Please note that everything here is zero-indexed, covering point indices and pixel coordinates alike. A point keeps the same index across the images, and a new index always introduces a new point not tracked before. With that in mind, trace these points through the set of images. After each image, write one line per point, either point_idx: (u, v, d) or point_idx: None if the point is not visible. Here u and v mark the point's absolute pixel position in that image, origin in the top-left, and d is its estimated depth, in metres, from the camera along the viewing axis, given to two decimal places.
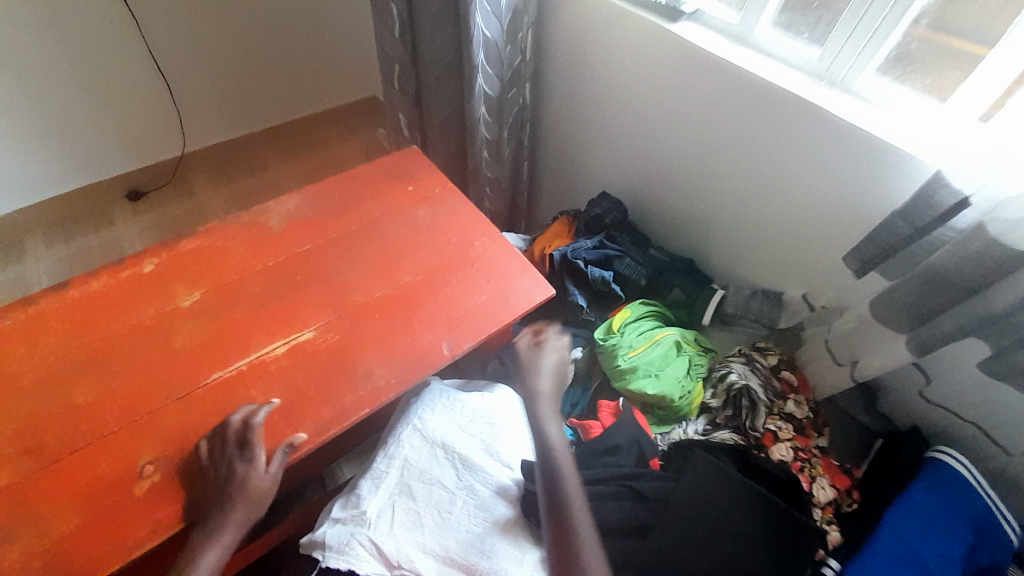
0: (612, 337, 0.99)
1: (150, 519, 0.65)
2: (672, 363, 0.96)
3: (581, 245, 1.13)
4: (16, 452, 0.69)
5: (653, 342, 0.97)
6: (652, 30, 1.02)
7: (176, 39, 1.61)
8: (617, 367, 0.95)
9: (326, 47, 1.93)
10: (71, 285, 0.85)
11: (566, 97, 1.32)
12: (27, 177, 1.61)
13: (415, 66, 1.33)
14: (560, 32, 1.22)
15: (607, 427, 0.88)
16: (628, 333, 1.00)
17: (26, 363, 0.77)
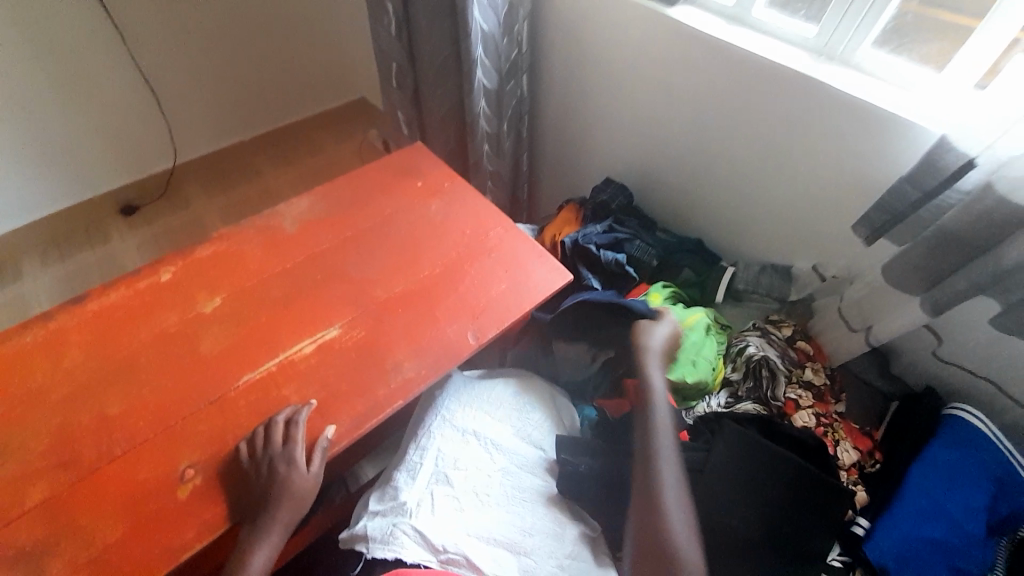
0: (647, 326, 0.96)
1: (194, 523, 0.66)
2: (704, 345, 0.96)
3: (591, 231, 1.15)
4: (53, 465, 0.69)
5: (688, 328, 0.95)
6: (649, 14, 1.02)
7: (163, 49, 1.60)
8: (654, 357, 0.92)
9: (315, 51, 1.93)
10: (89, 298, 0.85)
11: (564, 87, 1.33)
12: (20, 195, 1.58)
13: (412, 63, 1.33)
14: (556, 22, 1.23)
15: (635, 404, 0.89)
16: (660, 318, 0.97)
17: (51, 378, 0.76)
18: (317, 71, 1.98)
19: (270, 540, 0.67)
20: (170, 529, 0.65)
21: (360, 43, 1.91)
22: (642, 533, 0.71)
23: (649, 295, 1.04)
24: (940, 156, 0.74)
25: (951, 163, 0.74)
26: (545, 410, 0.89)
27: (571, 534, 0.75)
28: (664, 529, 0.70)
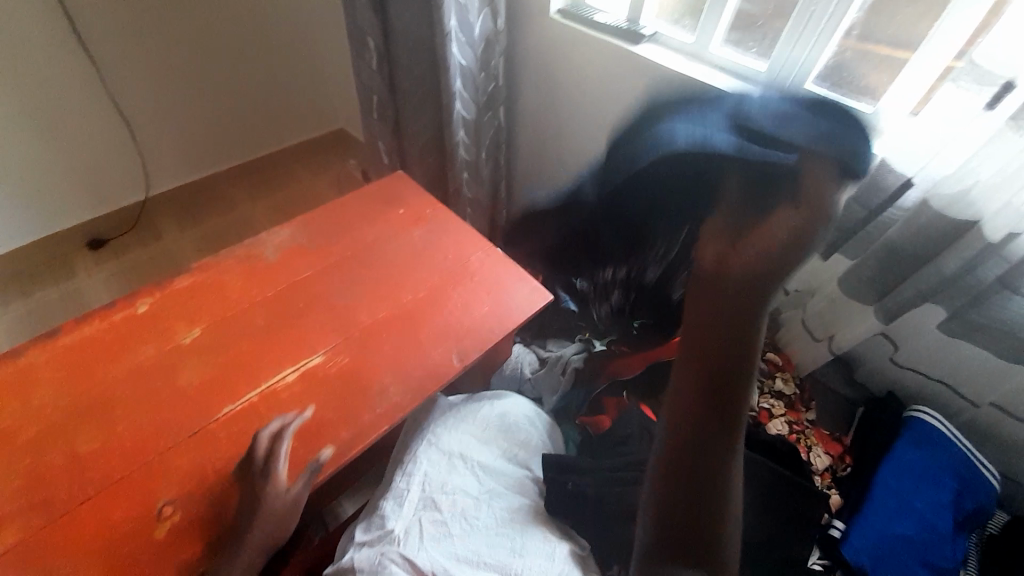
0: None
1: (176, 560, 0.64)
2: None
3: None
4: (22, 508, 0.66)
5: None
6: (616, 50, 1.10)
7: (138, 84, 1.60)
8: None
9: (291, 84, 1.96)
10: (61, 332, 0.83)
11: (538, 118, 1.40)
12: None
13: (392, 96, 1.38)
14: (529, 56, 1.30)
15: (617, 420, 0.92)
16: None
17: (21, 416, 0.74)
18: (294, 103, 2.02)
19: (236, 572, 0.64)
20: (147, 570, 0.63)
21: (337, 76, 1.96)
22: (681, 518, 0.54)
23: None
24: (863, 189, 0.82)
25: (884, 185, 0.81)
26: (530, 432, 0.91)
27: (562, 550, 0.74)
28: (715, 512, 0.54)
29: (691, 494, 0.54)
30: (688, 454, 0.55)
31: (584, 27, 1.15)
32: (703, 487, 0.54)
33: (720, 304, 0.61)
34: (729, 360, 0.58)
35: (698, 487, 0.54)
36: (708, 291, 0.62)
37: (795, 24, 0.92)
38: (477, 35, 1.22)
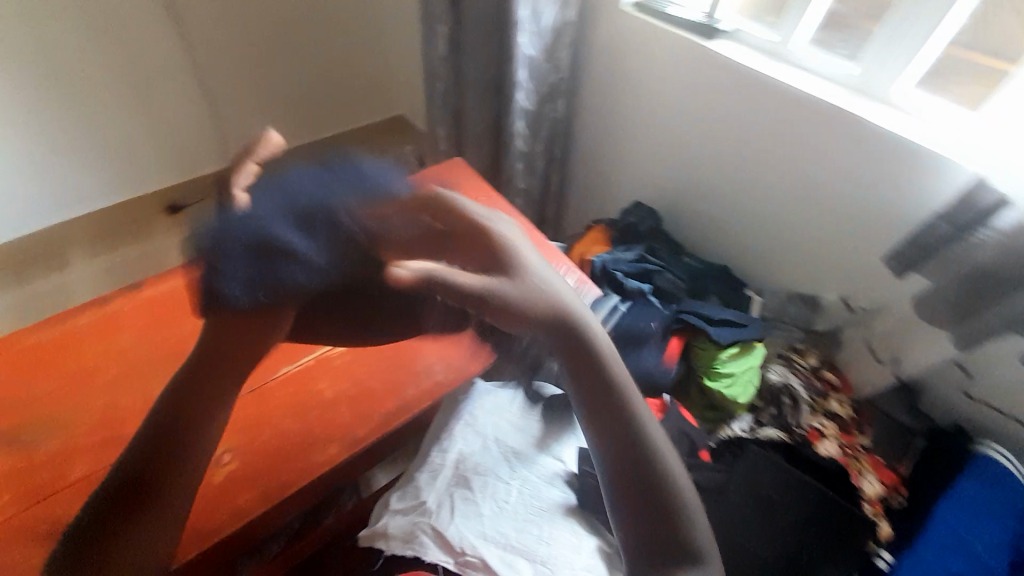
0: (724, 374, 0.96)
1: (233, 505, 0.69)
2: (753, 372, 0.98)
3: (621, 257, 1.13)
4: (94, 442, 0.73)
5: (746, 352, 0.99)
6: (689, 45, 1.09)
7: (223, 59, 1.72)
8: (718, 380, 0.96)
9: (360, 68, 2.04)
10: (145, 285, 0.91)
11: (600, 111, 1.39)
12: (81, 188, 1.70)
13: (459, 82, 1.43)
14: (599, 49, 1.31)
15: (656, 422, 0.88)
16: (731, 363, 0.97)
17: (105, 357, 0.81)
18: (362, 87, 2.09)
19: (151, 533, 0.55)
20: (206, 509, 0.68)
21: (404, 62, 2.01)
22: (649, 536, 0.48)
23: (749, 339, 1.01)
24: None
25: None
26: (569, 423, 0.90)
27: (589, 545, 0.74)
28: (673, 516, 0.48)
29: (638, 506, 0.48)
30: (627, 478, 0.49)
31: (661, 22, 1.15)
32: (653, 494, 0.49)
33: (562, 350, 0.50)
34: (602, 382, 0.50)
35: (643, 496, 0.49)
36: (560, 336, 0.50)
37: (892, 26, 0.86)
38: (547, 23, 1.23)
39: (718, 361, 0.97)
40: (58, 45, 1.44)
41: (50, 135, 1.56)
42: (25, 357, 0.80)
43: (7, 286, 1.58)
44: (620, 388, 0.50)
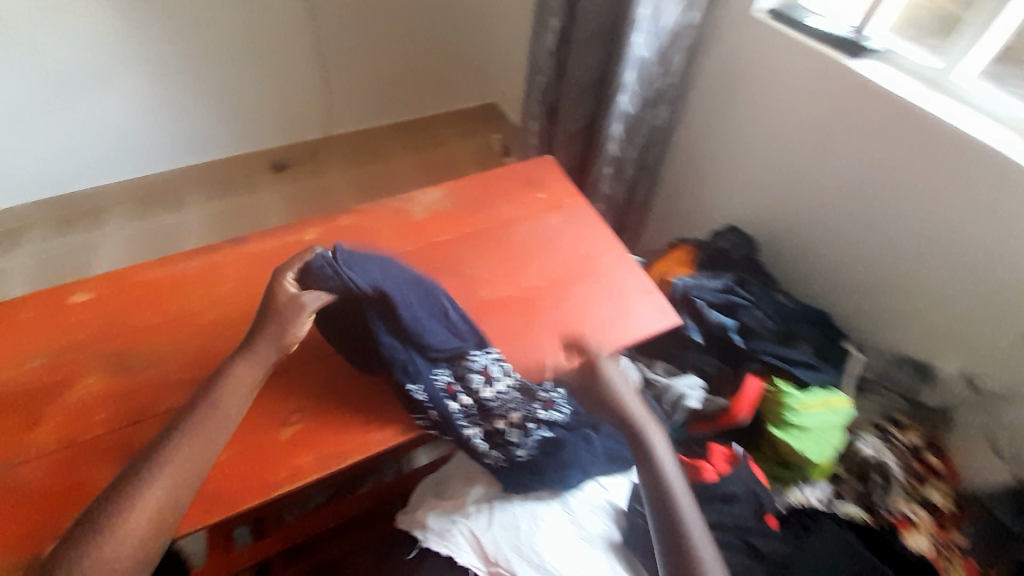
0: (797, 427, 0.86)
1: (291, 464, 0.72)
2: (832, 432, 0.87)
3: (707, 285, 1.05)
4: (190, 378, 0.80)
5: (828, 407, 0.88)
6: (831, 65, 1.01)
7: (343, 34, 1.81)
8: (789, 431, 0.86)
9: (464, 54, 2.07)
10: (247, 242, 0.98)
11: (707, 124, 1.31)
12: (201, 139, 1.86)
13: (560, 78, 1.39)
14: (718, 59, 1.23)
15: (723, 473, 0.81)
16: (807, 416, 0.87)
17: (205, 302, 0.89)
18: (462, 70, 2.11)
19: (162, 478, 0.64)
20: (269, 464, 0.71)
21: (507, 52, 2.02)
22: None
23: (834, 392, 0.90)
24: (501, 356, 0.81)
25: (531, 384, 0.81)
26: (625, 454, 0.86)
27: None
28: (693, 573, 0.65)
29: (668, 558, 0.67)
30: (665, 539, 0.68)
31: (800, 35, 1.06)
32: (678, 551, 0.67)
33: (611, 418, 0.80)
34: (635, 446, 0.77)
35: (671, 546, 0.68)
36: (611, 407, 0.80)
37: None
38: (667, 25, 1.16)
39: (790, 409, 0.87)
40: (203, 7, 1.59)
41: (187, 87, 1.72)
42: (140, 292, 0.90)
43: (136, 222, 1.78)
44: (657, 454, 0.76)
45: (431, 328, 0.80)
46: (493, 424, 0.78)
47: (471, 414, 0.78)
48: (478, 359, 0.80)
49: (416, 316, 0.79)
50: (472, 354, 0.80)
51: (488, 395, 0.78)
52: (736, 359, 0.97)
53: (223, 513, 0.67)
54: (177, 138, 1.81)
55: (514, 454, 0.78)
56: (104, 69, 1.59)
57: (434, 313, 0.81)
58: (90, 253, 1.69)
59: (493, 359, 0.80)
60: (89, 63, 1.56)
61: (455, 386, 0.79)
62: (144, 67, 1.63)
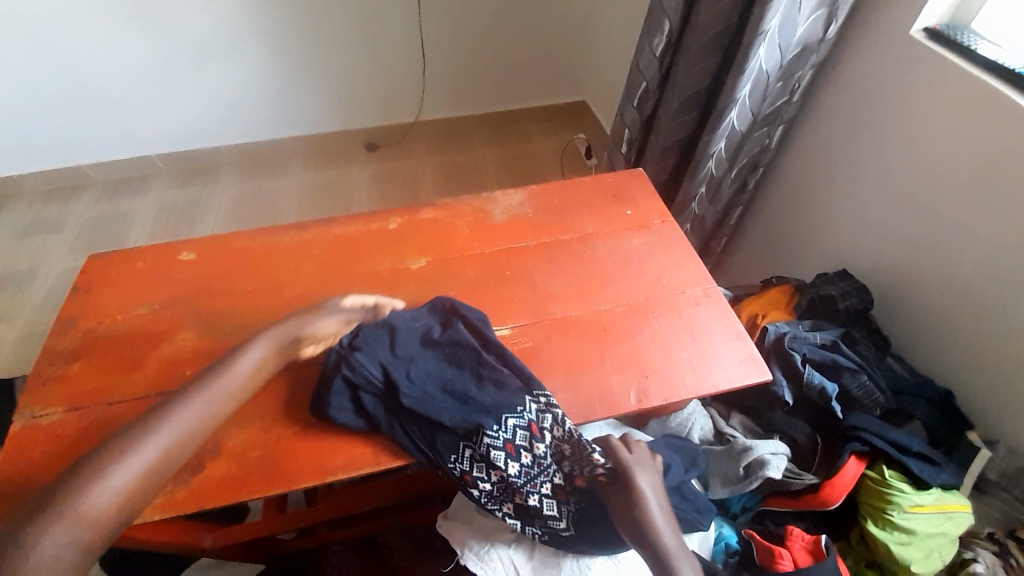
0: (903, 533, 0.78)
1: (348, 452, 0.72)
2: (943, 542, 0.78)
3: (805, 336, 0.93)
4: None
5: (943, 514, 0.78)
6: (1002, 102, 0.85)
7: (444, 20, 1.82)
8: (892, 534, 0.78)
9: (562, 49, 2.01)
10: (331, 223, 1.00)
11: (828, 153, 1.17)
12: (302, 112, 1.94)
13: (662, 85, 1.30)
14: (854, 79, 1.08)
15: (801, 569, 0.73)
16: (917, 521, 0.78)
17: (290, 277, 0.92)
18: (557, 65, 2.05)
19: (148, 449, 0.65)
20: (327, 449, 0.73)
21: (605, 49, 1.92)
22: None
23: (952, 495, 0.81)
24: (523, 421, 0.73)
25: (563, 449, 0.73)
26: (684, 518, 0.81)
27: None
28: None
29: None
30: None
31: (964, 63, 0.90)
32: None
33: (617, 506, 0.71)
34: (641, 539, 0.68)
35: None
36: (626, 495, 0.71)
37: None
38: (798, 38, 1.04)
39: (895, 509, 0.78)
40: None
41: (295, 63, 1.81)
42: (234, 258, 0.95)
43: (241, 183, 1.93)
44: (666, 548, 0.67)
45: (444, 398, 0.74)
46: (520, 502, 0.73)
47: (491, 496, 0.73)
48: (500, 432, 0.72)
49: (422, 391, 0.74)
50: (486, 428, 0.71)
51: (513, 472, 0.71)
52: (831, 429, 0.87)
53: (279, 487, 0.70)
54: (282, 110, 1.92)
55: (557, 527, 0.73)
56: (228, 42, 1.72)
57: (456, 371, 0.77)
58: (200, 207, 1.86)
59: (540, 412, 0.73)
60: (216, 32, 1.69)
61: (472, 468, 0.72)
62: (259, 41, 1.73)
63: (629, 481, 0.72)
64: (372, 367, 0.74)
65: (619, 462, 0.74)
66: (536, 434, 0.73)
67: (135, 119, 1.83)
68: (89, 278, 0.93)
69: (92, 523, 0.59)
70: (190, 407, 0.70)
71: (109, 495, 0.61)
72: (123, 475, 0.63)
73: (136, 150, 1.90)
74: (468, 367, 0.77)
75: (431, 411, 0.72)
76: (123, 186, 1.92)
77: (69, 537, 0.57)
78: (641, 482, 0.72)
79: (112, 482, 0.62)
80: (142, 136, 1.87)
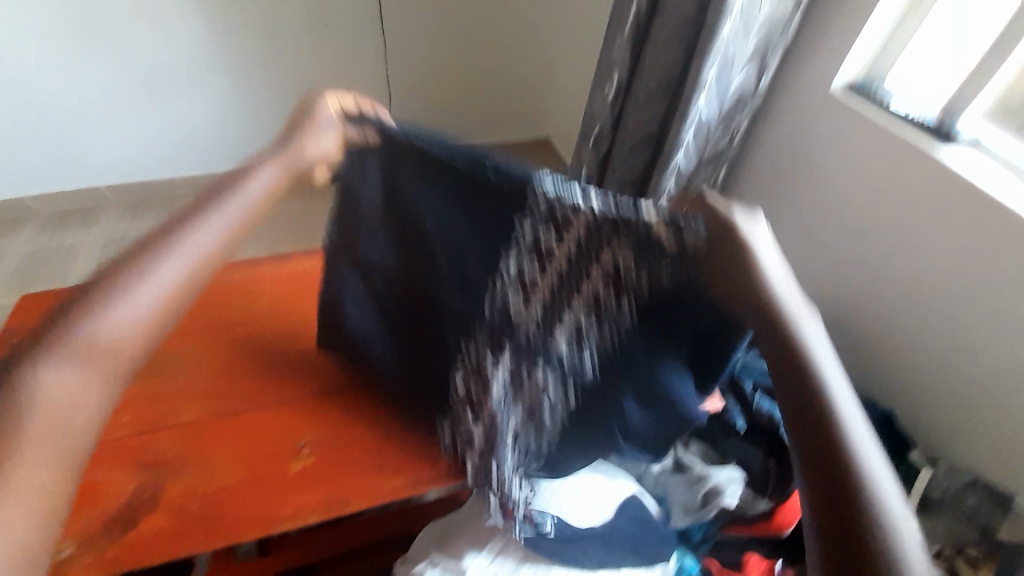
0: None
1: (296, 499, 0.69)
2: None
3: (756, 366, 1.02)
4: (209, 392, 0.79)
5: None
6: (908, 145, 0.95)
7: (411, 62, 1.90)
8: None
9: (525, 90, 2.11)
10: (289, 262, 0.99)
11: (768, 190, 1.25)
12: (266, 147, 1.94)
13: (615, 127, 1.38)
14: (786, 124, 1.18)
15: None
16: None
17: (242, 316, 0.89)
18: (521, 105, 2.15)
19: (165, 271, 0.60)
20: (272, 497, 0.69)
21: (565, 91, 2.03)
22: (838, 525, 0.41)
23: None
24: (529, 246, 0.64)
25: (606, 248, 0.60)
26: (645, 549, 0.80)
27: None
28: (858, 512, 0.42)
29: (831, 501, 0.43)
30: (818, 478, 0.44)
31: (881, 117, 1.00)
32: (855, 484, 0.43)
33: (740, 293, 0.54)
34: (793, 370, 0.49)
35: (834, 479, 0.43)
36: (735, 253, 0.54)
37: None
38: (733, 91, 1.13)
39: None
40: (284, 25, 1.70)
41: (260, 98, 1.83)
42: None
43: None
44: (832, 396, 0.48)
45: (454, 240, 0.68)
46: (541, 351, 0.69)
47: (519, 350, 0.69)
48: (529, 233, 0.63)
49: (434, 224, 0.68)
50: (508, 253, 0.65)
51: (528, 313, 0.67)
52: (782, 455, 0.91)
53: (219, 540, 0.65)
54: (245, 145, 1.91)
55: (580, 347, 0.67)
56: (191, 76, 1.72)
57: (453, 202, 0.66)
58: None
59: (540, 227, 0.62)
60: (180, 67, 1.69)
61: (499, 329, 0.69)
62: (224, 76, 1.75)
63: (741, 244, 0.54)
64: (391, 198, 0.70)
65: (717, 217, 0.55)
66: (544, 253, 0.64)
67: (84, 150, 1.77)
68: (19, 320, 0.87)
69: (111, 348, 0.56)
70: (203, 232, 0.64)
71: (129, 316, 0.57)
72: (143, 295, 0.59)
73: (83, 182, 1.83)
74: (468, 207, 0.66)
75: (440, 245, 0.69)
76: (65, 218, 1.82)
77: (92, 379, 0.54)
78: (766, 267, 0.54)
79: (129, 312, 0.58)
80: (92, 168, 1.81)
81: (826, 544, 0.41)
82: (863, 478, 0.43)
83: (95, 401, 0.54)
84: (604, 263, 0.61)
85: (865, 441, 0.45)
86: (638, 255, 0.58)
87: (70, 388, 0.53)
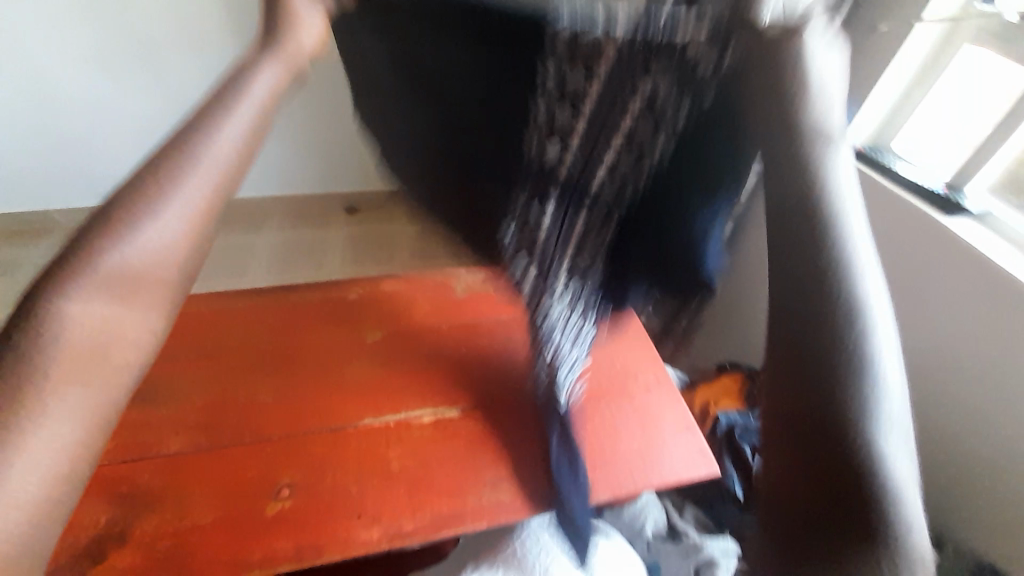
0: None
1: (269, 546, 0.67)
2: None
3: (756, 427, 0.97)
4: (192, 423, 0.77)
5: None
6: (920, 218, 0.94)
7: None
8: None
9: None
10: (290, 289, 0.98)
11: None
12: (284, 174, 1.98)
13: None
14: None
15: None
16: None
17: (236, 344, 0.88)
18: None
19: (191, 186, 0.42)
20: (245, 543, 0.67)
21: None
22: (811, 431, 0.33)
23: None
24: (547, 94, 0.59)
25: (645, 84, 0.53)
26: None
27: None
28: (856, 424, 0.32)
29: (827, 404, 0.33)
30: (803, 383, 0.34)
31: (888, 183, 1.00)
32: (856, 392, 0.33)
33: (776, 128, 0.41)
34: (819, 253, 0.36)
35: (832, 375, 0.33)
36: (776, 73, 0.42)
37: None
38: None
39: None
40: None
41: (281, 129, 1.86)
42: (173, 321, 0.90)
43: None
44: (862, 301, 0.35)
45: (474, 90, 0.64)
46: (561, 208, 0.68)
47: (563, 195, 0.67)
48: (552, 78, 0.57)
49: (455, 72, 0.63)
50: (530, 100, 0.61)
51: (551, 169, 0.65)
52: None
53: None
54: (263, 171, 1.95)
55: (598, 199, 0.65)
56: None
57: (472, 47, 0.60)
58: None
59: (556, 73, 0.57)
60: None
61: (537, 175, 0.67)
62: None
63: (790, 65, 0.42)
64: (414, 39, 0.63)
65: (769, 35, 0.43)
66: (563, 98, 0.59)
67: (104, 169, 1.81)
68: None
69: (133, 281, 0.39)
70: (215, 145, 0.43)
71: (155, 240, 0.40)
72: (172, 218, 0.41)
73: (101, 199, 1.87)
74: (487, 54, 0.60)
75: (464, 105, 0.66)
76: None
77: (105, 316, 0.38)
78: (816, 109, 0.41)
79: (153, 242, 0.40)
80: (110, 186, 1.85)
81: (808, 471, 0.32)
82: (871, 398, 0.33)
83: (124, 354, 0.39)
84: (624, 109, 0.56)
85: (888, 359, 0.34)
86: (677, 88, 0.51)
87: (97, 324, 0.38)
